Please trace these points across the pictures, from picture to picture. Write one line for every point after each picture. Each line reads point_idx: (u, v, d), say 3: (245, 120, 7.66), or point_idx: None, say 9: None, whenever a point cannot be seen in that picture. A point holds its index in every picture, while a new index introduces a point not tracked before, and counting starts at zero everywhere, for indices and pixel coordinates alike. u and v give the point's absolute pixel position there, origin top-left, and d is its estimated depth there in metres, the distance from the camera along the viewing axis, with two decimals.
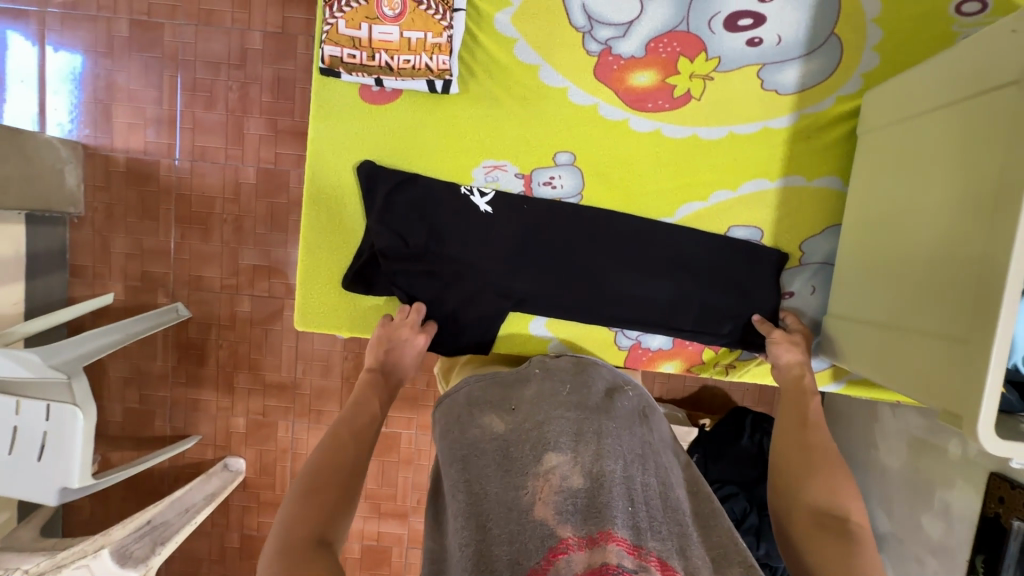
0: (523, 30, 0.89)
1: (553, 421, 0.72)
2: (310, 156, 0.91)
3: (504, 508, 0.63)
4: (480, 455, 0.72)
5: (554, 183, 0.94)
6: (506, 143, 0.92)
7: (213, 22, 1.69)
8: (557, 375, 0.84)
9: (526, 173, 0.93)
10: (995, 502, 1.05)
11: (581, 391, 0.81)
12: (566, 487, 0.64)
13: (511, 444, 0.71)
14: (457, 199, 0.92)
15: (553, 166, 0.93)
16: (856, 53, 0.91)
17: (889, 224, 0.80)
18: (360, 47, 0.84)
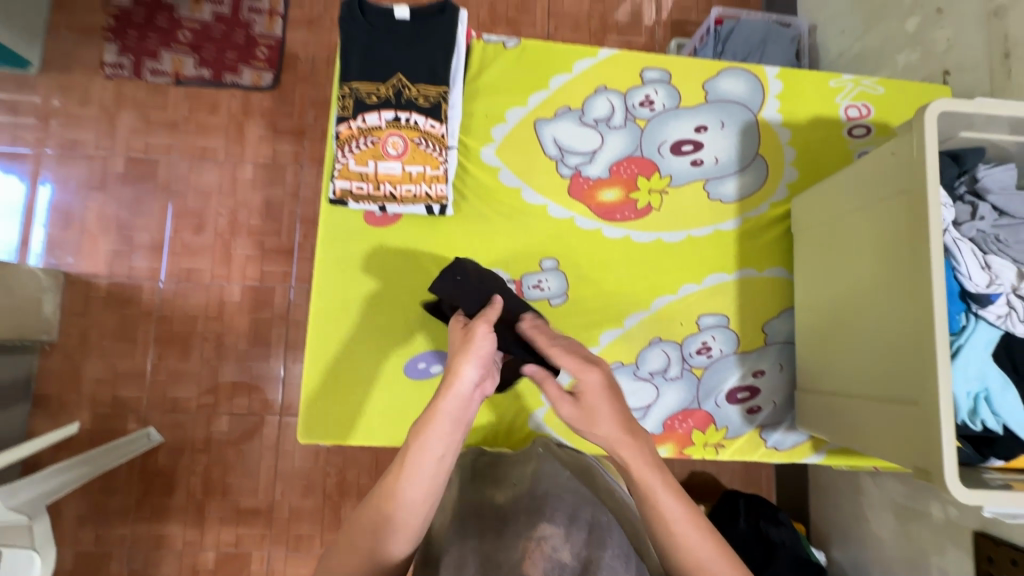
0: (505, 160, 1.05)
1: (552, 498, 0.77)
2: (317, 275, 0.99)
3: (496, 567, 0.66)
4: (480, 522, 0.75)
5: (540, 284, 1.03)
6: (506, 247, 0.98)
7: (207, 157, 1.83)
8: (558, 463, 0.89)
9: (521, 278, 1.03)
10: (986, 562, 1.10)
11: (581, 483, 0.85)
12: (556, 559, 0.67)
13: (511, 514, 0.76)
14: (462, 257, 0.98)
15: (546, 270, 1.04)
16: (779, 167, 1.10)
17: (834, 303, 0.93)
18: (368, 180, 0.97)
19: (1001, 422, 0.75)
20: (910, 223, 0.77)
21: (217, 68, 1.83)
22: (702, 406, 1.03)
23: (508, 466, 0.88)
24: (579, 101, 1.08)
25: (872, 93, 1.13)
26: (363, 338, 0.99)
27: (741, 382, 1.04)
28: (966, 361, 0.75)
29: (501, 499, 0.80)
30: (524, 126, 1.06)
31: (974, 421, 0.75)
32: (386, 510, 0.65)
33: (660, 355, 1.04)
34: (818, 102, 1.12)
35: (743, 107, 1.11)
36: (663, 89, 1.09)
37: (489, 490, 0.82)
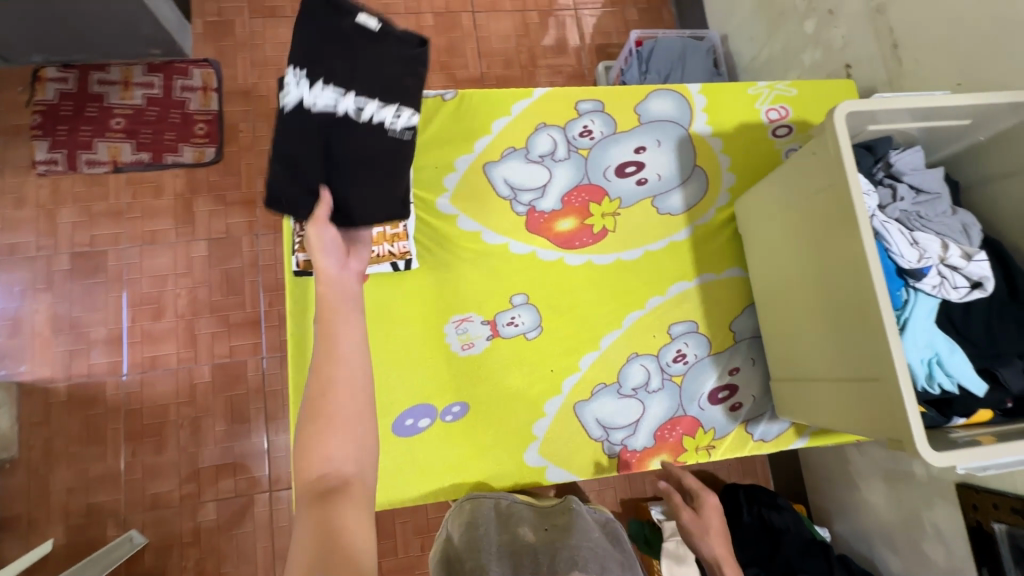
0: (461, 207, 1.08)
1: (585, 547, 0.93)
2: (291, 349, 0.99)
3: None
4: (518, 558, 0.93)
5: (392, 123, 0.85)
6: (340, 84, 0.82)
7: (157, 240, 1.79)
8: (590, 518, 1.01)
9: (375, 122, 0.84)
10: (973, 511, 1.16)
11: (608, 540, 0.99)
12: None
13: (543, 553, 0.93)
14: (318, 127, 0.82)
15: (398, 102, 0.84)
16: (717, 174, 1.18)
17: (788, 294, 0.99)
18: None
19: (956, 382, 0.81)
20: (841, 216, 0.83)
21: (157, 150, 1.81)
22: (688, 412, 1.06)
23: (543, 513, 1.02)
24: (522, 141, 1.12)
25: (787, 95, 1.22)
26: None
27: (719, 382, 1.08)
28: (913, 331, 0.81)
29: (531, 538, 0.97)
30: (474, 172, 1.10)
31: (932, 385, 0.82)
32: (332, 375, 0.66)
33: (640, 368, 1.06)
34: (741, 110, 1.21)
35: (675, 125, 1.18)
36: (599, 119, 1.16)
37: (520, 529, 0.98)
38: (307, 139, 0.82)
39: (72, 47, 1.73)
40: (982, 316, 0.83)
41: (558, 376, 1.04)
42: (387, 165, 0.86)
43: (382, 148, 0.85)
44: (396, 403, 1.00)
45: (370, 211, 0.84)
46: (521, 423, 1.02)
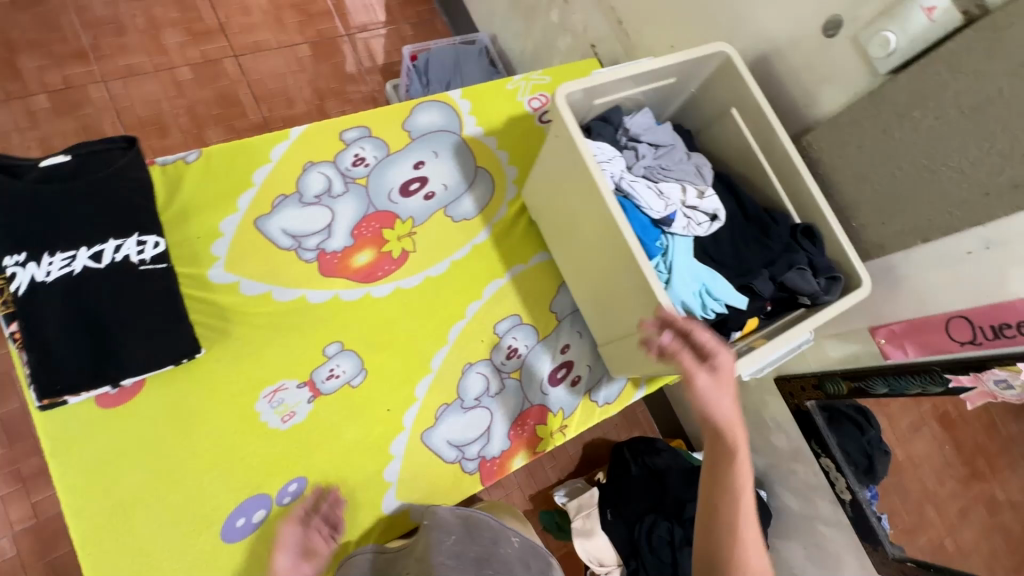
0: (240, 271, 0.98)
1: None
2: (62, 499, 0.81)
3: None
4: None
5: (138, 257, 0.87)
6: (64, 238, 0.83)
7: None
8: (443, 525, 0.94)
9: (119, 262, 0.86)
10: (790, 397, 1.35)
11: (471, 540, 0.95)
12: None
13: None
14: (54, 293, 0.82)
15: (137, 232, 0.88)
16: (500, 170, 1.21)
17: (581, 264, 1.06)
18: None
19: (724, 304, 0.91)
20: (590, 189, 0.90)
21: None
22: (533, 402, 1.09)
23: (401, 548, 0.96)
24: (291, 185, 1.05)
25: (543, 83, 1.29)
26: (156, 533, 0.84)
27: (555, 363, 1.12)
28: (679, 272, 0.91)
29: None
30: (246, 230, 1.00)
31: (707, 312, 0.91)
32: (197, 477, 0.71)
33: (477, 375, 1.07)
34: (506, 105, 1.25)
35: (447, 133, 1.19)
36: (368, 144, 1.12)
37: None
38: (47, 295, 0.81)
39: None
40: (728, 241, 0.96)
41: (397, 414, 1.00)
42: (147, 296, 0.87)
43: (128, 276, 0.86)
44: (218, 509, 0.88)
45: (141, 339, 0.85)
46: (368, 476, 0.97)
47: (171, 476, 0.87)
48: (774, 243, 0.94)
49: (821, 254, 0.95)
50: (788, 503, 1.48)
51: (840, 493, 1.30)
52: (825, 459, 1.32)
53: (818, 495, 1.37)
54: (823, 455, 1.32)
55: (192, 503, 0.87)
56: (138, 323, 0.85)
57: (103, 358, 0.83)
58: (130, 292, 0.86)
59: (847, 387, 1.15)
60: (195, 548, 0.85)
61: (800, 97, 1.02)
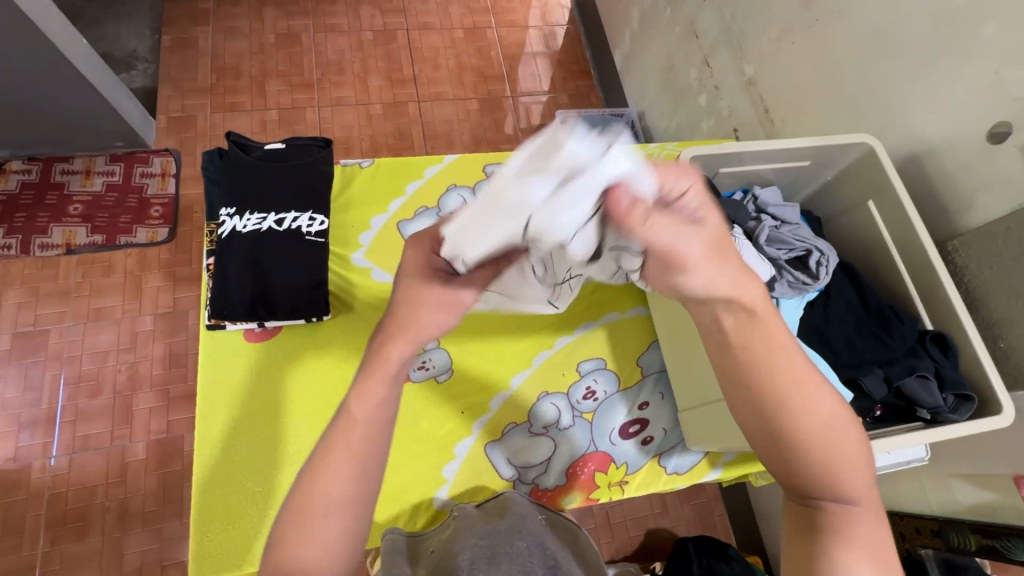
0: (375, 261, 1.15)
1: (466, 549, 0.84)
2: (199, 402, 1.00)
3: None
4: None
5: (307, 228, 1.08)
6: (263, 203, 1.08)
7: (102, 317, 1.75)
8: (467, 518, 0.94)
9: (293, 229, 1.07)
10: (900, 539, 1.15)
11: (497, 520, 0.92)
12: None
13: None
14: (244, 241, 1.05)
15: (311, 211, 1.09)
16: None
17: (678, 323, 1.06)
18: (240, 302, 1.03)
19: None
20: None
21: (111, 232, 1.82)
22: (599, 448, 1.08)
23: (431, 536, 0.96)
24: (434, 200, 1.22)
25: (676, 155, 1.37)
26: (249, 459, 0.98)
27: (629, 416, 1.11)
28: None
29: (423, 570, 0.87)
30: (388, 229, 1.18)
31: None
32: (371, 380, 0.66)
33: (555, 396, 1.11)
34: None
35: None
36: None
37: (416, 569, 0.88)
38: (238, 242, 1.04)
39: (35, 140, 1.79)
40: (844, 328, 0.90)
41: (469, 418, 1.07)
42: (303, 259, 1.06)
43: (292, 241, 1.06)
44: (301, 453, 0.99)
45: (288, 292, 1.04)
46: (429, 468, 1.03)
47: (275, 413, 1.01)
48: (895, 343, 0.86)
49: (953, 366, 0.85)
50: None
51: None
52: None
53: None
54: None
55: (284, 439, 1.00)
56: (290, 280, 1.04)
57: (260, 300, 1.03)
58: (291, 255, 1.06)
59: (977, 544, 0.99)
60: (273, 480, 0.97)
61: (952, 202, 0.96)
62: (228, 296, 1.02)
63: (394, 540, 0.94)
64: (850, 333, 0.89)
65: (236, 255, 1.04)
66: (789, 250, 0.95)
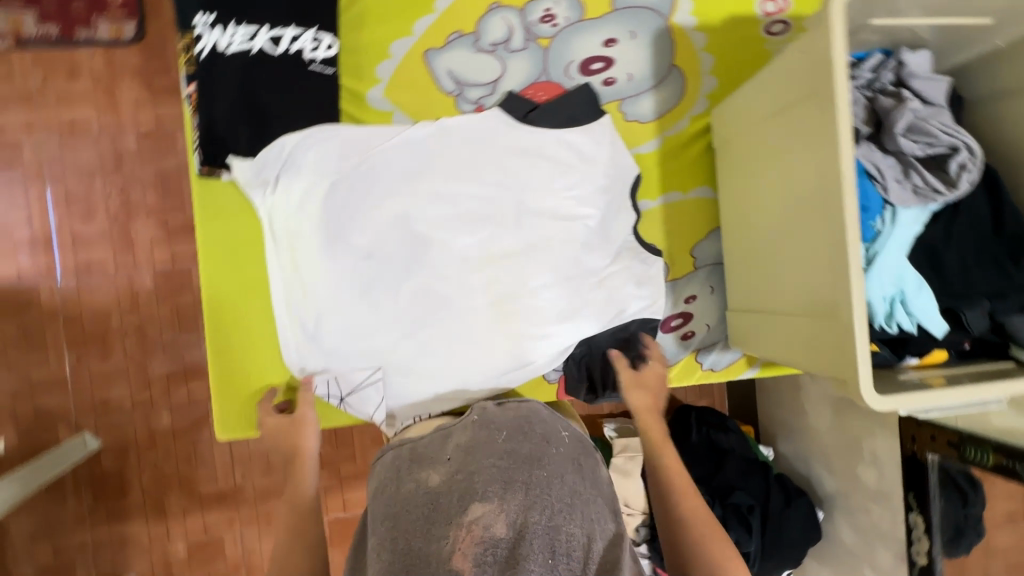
0: (396, 102, 0.93)
1: (483, 468, 0.72)
2: (202, 260, 0.90)
3: (428, 561, 0.63)
4: (410, 509, 0.70)
5: (312, 53, 0.87)
6: (255, 15, 0.84)
7: (78, 132, 1.53)
8: (493, 426, 0.80)
9: (294, 54, 0.86)
10: (909, 441, 1.18)
11: (517, 437, 0.78)
12: (489, 538, 0.64)
13: (439, 496, 0.69)
14: (238, 70, 0.84)
15: (316, 27, 0.87)
16: (697, 77, 1.02)
17: (752, 218, 0.89)
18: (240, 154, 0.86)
19: (916, 322, 0.75)
20: (821, 140, 0.71)
21: (66, 22, 1.48)
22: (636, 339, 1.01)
23: (442, 433, 0.80)
24: (471, 24, 0.94)
25: None
26: (263, 324, 0.92)
27: (674, 310, 1.02)
28: (881, 267, 0.74)
29: (430, 479, 0.73)
30: (412, 60, 0.93)
31: (890, 324, 0.76)
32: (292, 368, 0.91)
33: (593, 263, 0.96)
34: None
35: (655, 12, 0.99)
36: None
37: (426, 471, 0.74)
38: (229, 71, 0.84)
39: None
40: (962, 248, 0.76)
41: None
42: (311, 101, 0.88)
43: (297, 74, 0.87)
44: None
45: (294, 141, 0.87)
46: None
47: None
48: (1019, 275, 0.73)
49: None
50: (842, 535, 1.41)
51: (913, 554, 1.19)
52: (915, 517, 1.18)
53: (883, 545, 1.28)
54: (916, 513, 1.18)
55: None
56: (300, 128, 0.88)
57: (263, 141, 0.86)
58: (296, 95, 0.87)
59: (994, 462, 1.00)
60: None
61: None
62: (221, 144, 0.86)
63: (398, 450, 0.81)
64: (968, 259, 0.75)
65: (224, 87, 0.85)
66: (928, 145, 0.75)
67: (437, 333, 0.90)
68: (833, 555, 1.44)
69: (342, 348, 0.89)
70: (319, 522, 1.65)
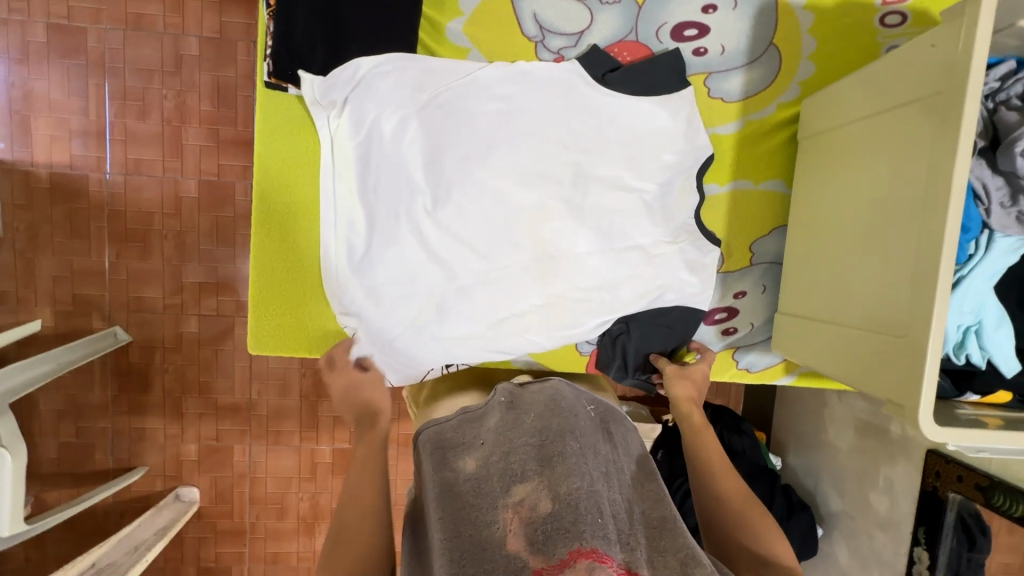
0: (475, 39, 0.89)
1: (519, 445, 0.71)
2: (257, 173, 0.88)
3: (480, 546, 0.61)
4: (455, 496, 0.67)
5: None
6: None
7: (142, 27, 1.51)
8: (520, 403, 0.80)
9: None
10: (932, 477, 1.14)
11: (549, 411, 0.77)
12: (538, 516, 0.63)
13: (481, 480, 0.68)
14: None
15: None
16: (794, 62, 0.94)
17: (827, 221, 0.84)
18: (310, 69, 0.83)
19: (987, 357, 0.71)
20: (933, 151, 0.66)
21: None
22: None
23: (469, 415, 0.79)
24: None
25: None
26: (310, 248, 0.91)
27: (720, 305, 0.99)
28: (964, 292, 0.69)
29: (470, 465, 0.70)
30: None
31: (958, 354, 0.71)
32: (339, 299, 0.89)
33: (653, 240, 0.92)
34: None
35: None
36: None
37: (460, 455, 0.73)
38: None
39: None
40: None
41: None
42: (389, 23, 0.84)
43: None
44: None
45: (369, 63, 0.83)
46: None
47: None
48: None
49: None
50: (837, 554, 1.40)
51: None
52: (921, 552, 1.16)
53: (878, 572, 1.27)
54: (923, 548, 1.15)
55: None
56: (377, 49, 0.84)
57: (335, 59, 0.83)
58: (374, 14, 0.84)
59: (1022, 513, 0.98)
60: None
61: None
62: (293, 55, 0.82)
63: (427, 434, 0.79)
64: None
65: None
66: None
67: (489, 287, 0.89)
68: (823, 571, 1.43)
69: (391, 282, 0.87)
70: (323, 449, 1.71)
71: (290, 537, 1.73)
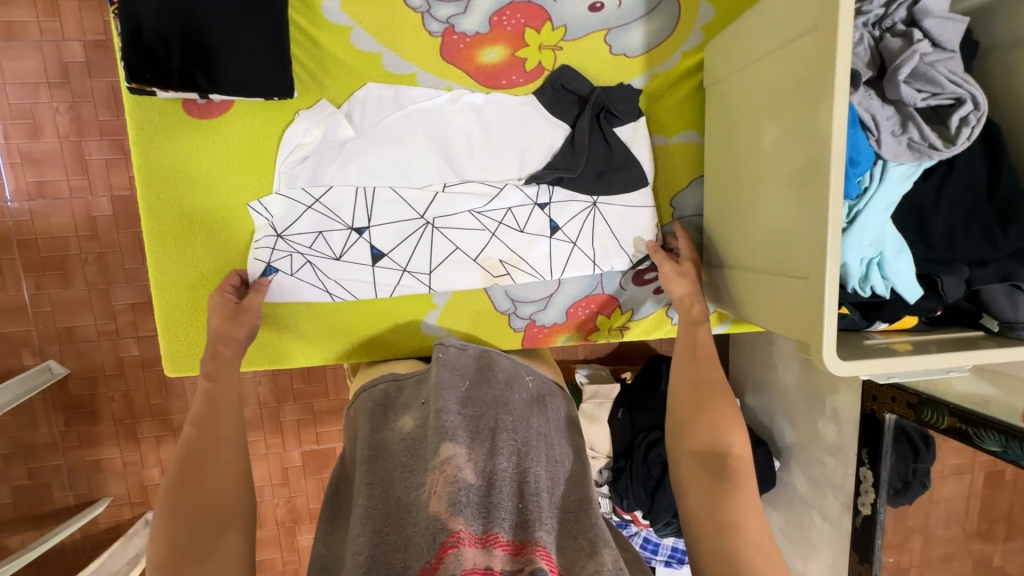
0: (356, 16, 0.83)
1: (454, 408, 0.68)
2: (142, 186, 0.83)
3: (405, 510, 0.60)
4: (389, 457, 0.68)
5: None
6: None
7: (16, 36, 1.37)
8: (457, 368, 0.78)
9: None
10: (869, 400, 1.19)
11: (481, 386, 0.76)
12: (461, 478, 0.59)
13: (417, 442, 0.67)
14: None
15: None
16: (693, 6, 0.90)
17: (737, 169, 0.84)
18: (175, 72, 0.77)
19: (890, 286, 0.72)
20: (815, 88, 0.66)
21: None
22: (605, 290, 0.98)
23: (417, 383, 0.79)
24: None
25: None
26: (211, 258, 0.87)
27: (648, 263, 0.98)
28: (861, 227, 0.70)
29: (409, 426, 0.71)
30: None
31: (863, 288, 0.73)
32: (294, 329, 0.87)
33: (563, 213, 0.92)
34: None
35: None
36: None
37: (399, 419, 0.73)
38: None
39: None
40: (950, 214, 0.72)
41: None
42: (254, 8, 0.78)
43: None
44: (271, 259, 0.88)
45: (238, 57, 0.78)
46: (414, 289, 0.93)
47: (235, 209, 0.86)
48: (1005, 242, 0.70)
49: None
50: (795, 482, 1.45)
51: (858, 503, 1.24)
52: (865, 471, 1.21)
53: (831, 494, 1.33)
54: (867, 467, 1.20)
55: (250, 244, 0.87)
56: (247, 40, 0.79)
57: (198, 57, 0.77)
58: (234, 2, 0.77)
59: (948, 424, 1.04)
60: None
61: None
62: (151, 56, 0.76)
63: (366, 399, 0.80)
64: (955, 225, 0.72)
65: None
66: (932, 94, 0.68)
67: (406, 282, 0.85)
68: (784, 499, 1.48)
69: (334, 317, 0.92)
70: (291, 454, 1.67)
71: (271, 544, 1.71)
